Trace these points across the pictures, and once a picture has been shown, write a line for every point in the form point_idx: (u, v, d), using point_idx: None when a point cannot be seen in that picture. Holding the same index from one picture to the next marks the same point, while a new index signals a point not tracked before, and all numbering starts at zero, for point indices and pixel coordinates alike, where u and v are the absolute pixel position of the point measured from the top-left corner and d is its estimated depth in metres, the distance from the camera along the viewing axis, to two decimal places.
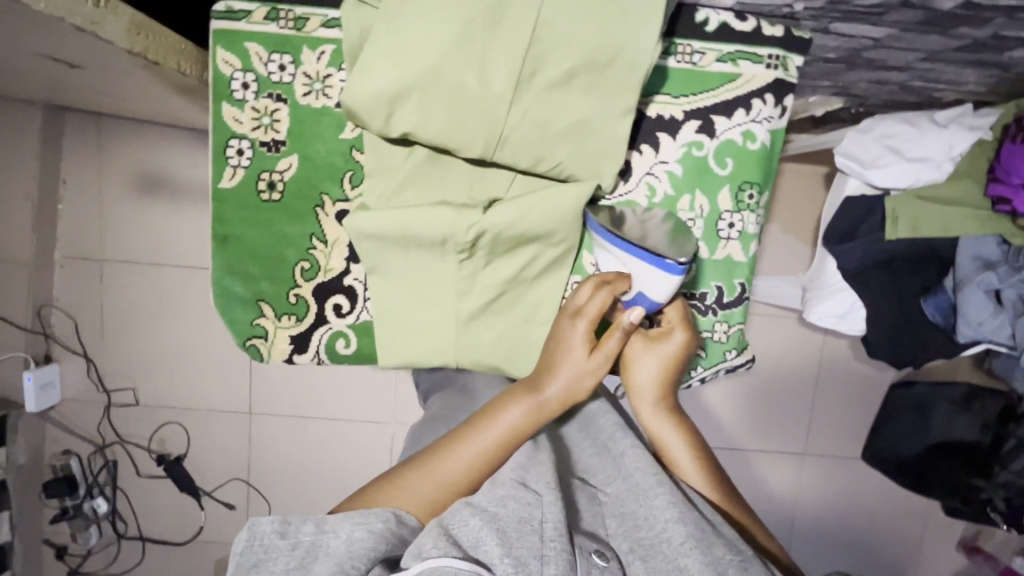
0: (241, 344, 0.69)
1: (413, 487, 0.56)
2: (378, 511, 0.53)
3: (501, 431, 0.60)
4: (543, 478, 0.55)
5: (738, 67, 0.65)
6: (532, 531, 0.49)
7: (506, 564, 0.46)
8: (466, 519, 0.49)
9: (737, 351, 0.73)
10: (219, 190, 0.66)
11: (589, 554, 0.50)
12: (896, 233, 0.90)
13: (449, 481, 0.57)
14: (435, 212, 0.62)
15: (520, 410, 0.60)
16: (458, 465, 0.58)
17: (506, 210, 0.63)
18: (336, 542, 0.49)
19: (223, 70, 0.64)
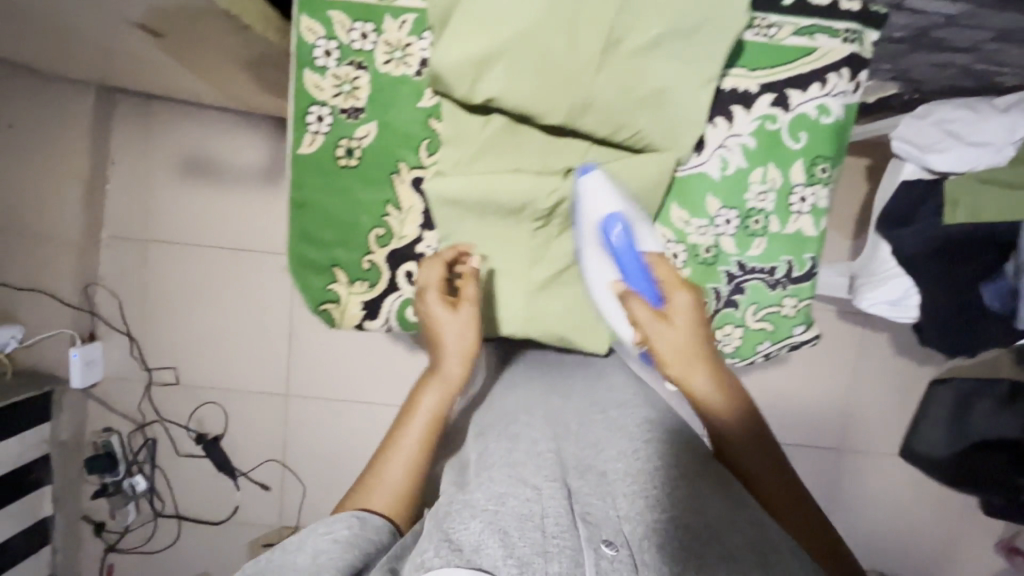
0: (314, 309, 0.71)
1: (373, 492, 0.57)
2: (339, 520, 0.52)
3: (425, 418, 0.62)
4: (537, 471, 0.55)
5: (815, 41, 0.65)
6: (533, 528, 0.48)
7: (509, 565, 0.43)
8: (466, 523, 0.47)
9: (805, 326, 0.72)
10: (298, 155, 0.67)
11: (596, 545, 0.48)
12: (955, 219, 0.89)
13: (401, 474, 0.59)
14: (516, 178, 0.64)
15: (435, 395, 0.62)
16: (405, 463, 0.59)
17: (587, 178, 0.64)
18: (302, 555, 0.48)
19: (306, 37, 0.65)
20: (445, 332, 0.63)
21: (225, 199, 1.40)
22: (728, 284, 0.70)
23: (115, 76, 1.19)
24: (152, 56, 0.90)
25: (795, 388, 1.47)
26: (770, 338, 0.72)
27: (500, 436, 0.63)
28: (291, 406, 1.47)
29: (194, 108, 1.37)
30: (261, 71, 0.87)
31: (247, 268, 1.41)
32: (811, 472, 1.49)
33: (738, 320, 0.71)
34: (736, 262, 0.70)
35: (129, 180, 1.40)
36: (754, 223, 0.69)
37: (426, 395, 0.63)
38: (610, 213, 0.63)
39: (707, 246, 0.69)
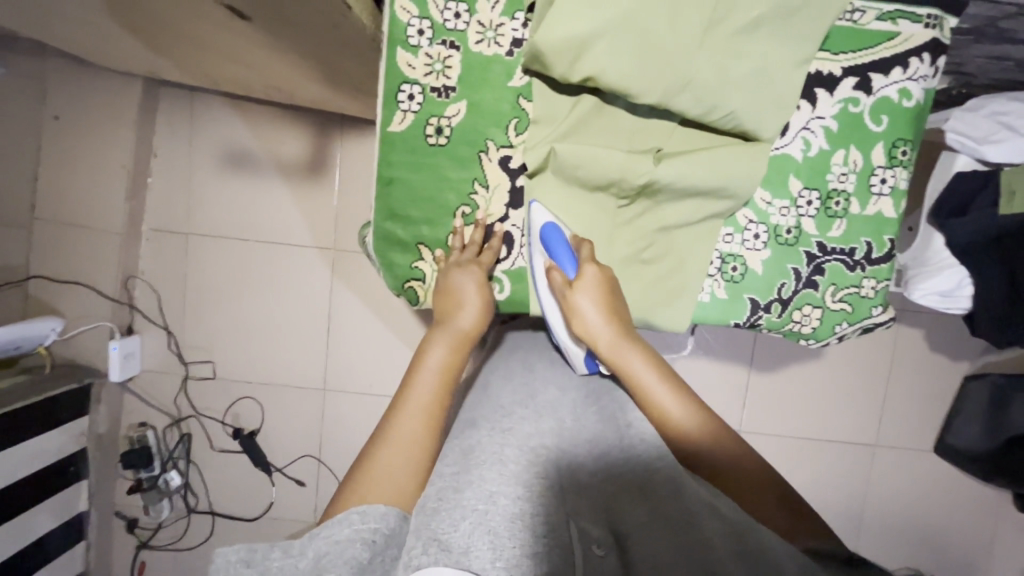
0: (399, 286, 0.74)
1: (384, 464, 0.53)
2: (339, 519, 0.46)
3: (433, 374, 0.61)
4: (523, 464, 0.54)
5: (897, 25, 0.67)
6: (523, 529, 0.45)
7: (497, 568, 0.41)
8: (455, 524, 0.44)
9: (882, 307, 0.74)
10: (387, 133, 0.68)
11: (586, 544, 0.47)
12: (1010, 207, 0.91)
13: (411, 443, 0.55)
14: (610, 158, 0.66)
15: (446, 349, 0.63)
16: (414, 425, 0.56)
17: (677, 160, 0.65)
18: (305, 563, 0.42)
19: (401, 16, 0.65)
20: (463, 294, 0.67)
21: (266, 193, 1.40)
22: (809, 265, 0.72)
23: (166, 69, 1.20)
24: (218, 41, 0.91)
25: (832, 384, 1.48)
26: (849, 319, 0.74)
27: (492, 426, 0.61)
28: (326, 400, 1.46)
29: (236, 101, 1.38)
30: (331, 58, 0.88)
31: (287, 261, 1.42)
32: (847, 467, 1.50)
33: (818, 301, 0.73)
34: (817, 243, 0.72)
35: (171, 174, 1.40)
36: (834, 205, 0.71)
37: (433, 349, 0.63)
38: (548, 222, 0.68)
39: (789, 227, 0.71)
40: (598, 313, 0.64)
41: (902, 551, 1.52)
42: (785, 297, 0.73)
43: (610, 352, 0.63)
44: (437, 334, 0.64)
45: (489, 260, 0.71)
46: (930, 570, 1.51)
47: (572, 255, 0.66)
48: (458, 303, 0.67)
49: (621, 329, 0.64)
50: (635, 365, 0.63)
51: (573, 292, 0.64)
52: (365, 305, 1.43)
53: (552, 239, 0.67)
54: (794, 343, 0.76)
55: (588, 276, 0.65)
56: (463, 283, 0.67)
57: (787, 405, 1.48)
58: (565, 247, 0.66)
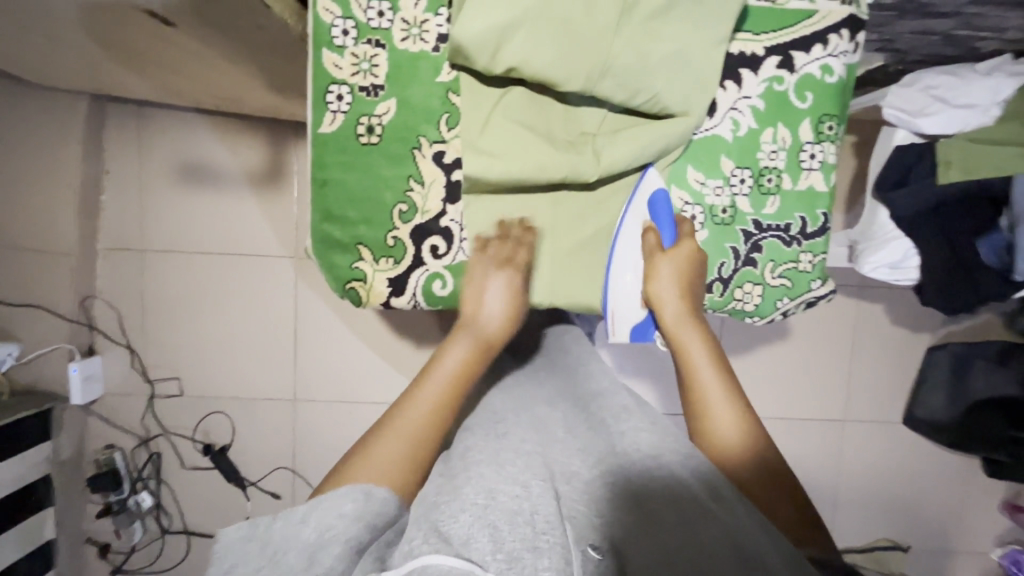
0: (340, 289, 0.72)
1: (385, 448, 0.57)
2: (345, 491, 0.52)
3: (445, 375, 0.64)
4: (523, 467, 0.54)
5: (815, 4, 0.69)
6: (523, 523, 0.47)
7: (498, 560, 0.43)
8: (455, 516, 0.47)
9: (821, 281, 0.75)
10: (319, 135, 0.68)
11: (582, 548, 0.46)
12: (947, 177, 0.94)
13: (416, 434, 0.59)
14: (549, 153, 0.65)
15: (463, 350, 0.65)
16: (418, 414, 0.60)
17: (609, 144, 0.66)
18: (307, 532, 0.48)
19: (324, 17, 0.65)
20: (489, 299, 0.69)
21: (223, 203, 1.39)
22: (746, 243, 0.73)
23: (110, 84, 1.18)
24: (153, 51, 0.89)
25: (800, 362, 1.49)
26: (790, 294, 0.75)
27: (488, 433, 0.62)
28: (297, 409, 1.44)
29: (186, 113, 1.36)
30: (266, 62, 0.87)
31: (249, 272, 1.40)
32: (820, 443, 1.52)
33: (757, 278, 0.74)
34: (752, 221, 0.73)
35: (125, 190, 1.38)
36: (767, 182, 0.72)
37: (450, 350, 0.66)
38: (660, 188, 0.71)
39: (723, 207, 0.72)
40: (673, 287, 0.69)
41: (878, 523, 1.54)
42: (725, 276, 0.74)
43: (674, 326, 0.69)
44: (461, 336, 0.66)
45: (524, 262, 0.70)
46: (905, 539, 1.54)
47: (674, 230, 0.72)
48: (485, 308, 0.69)
49: (691, 310, 0.69)
50: (692, 346, 0.67)
51: (661, 257, 0.70)
52: (330, 311, 1.42)
53: (662, 209, 0.71)
54: (740, 321, 0.77)
55: (681, 253, 0.70)
56: (492, 288, 0.69)
57: (757, 386, 1.49)
58: (671, 219, 0.71)
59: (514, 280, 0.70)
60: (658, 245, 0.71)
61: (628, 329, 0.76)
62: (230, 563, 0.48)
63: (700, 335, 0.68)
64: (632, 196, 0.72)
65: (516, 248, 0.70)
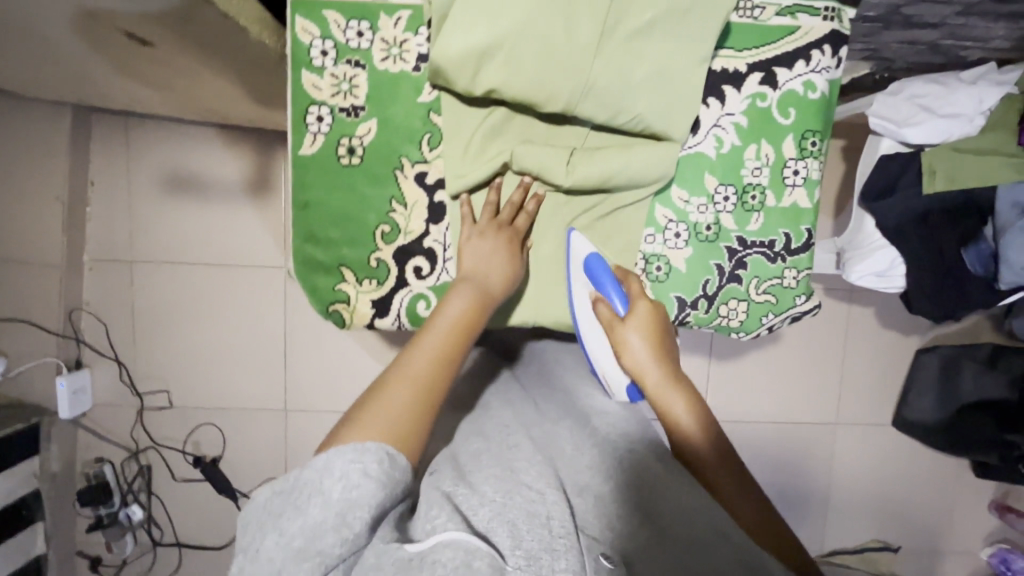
0: (324, 310, 0.71)
1: (390, 402, 0.52)
2: (364, 447, 0.47)
3: (448, 323, 0.59)
4: (538, 473, 0.54)
5: (797, 20, 0.68)
6: (541, 525, 0.47)
7: (516, 556, 0.44)
8: (476, 508, 0.48)
9: (806, 296, 0.75)
10: (299, 156, 0.67)
11: (595, 556, 0.47)
12: (933, 186, 0.94)
13: (424, 386, 0.54)
14: (526, 150, 0.66)
15: (463, 302, 0.62)
16: (423, 365, 0.55)
17: (588, 162, 0.66)
18: (333, 486, 0.44)
19: (303, 38, 0.65)
20: (490, 259, 0.66)
21: (210, 213, 1.37)
22: (731, 260, 0.73)
23: (94, 96, 1.17)
24: (133, 66, 0.88)
25: (791, 366, 1.50)
26: (775, 310, 0.75)
27: (497, 437, 0.62)
28: (288, 420, 1.44)
29: (171, 123, 1.35)
30: (247, 76, 0.86)
31: (238, 283, 1.39)
32: (811, 446, 1.52)
33: (742, 294, 0.74)
34: (737, 238, 0.73)
35: (110, 201, 1.37)
36: (751, 199, 0.72)
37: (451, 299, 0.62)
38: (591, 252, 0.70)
39: (708, 224, 0.72)
40: (644, 348, 0.66)
41: (868, 525, 1.55)
42: (710, 293, 0.74)
43: (656, 388, 0.64)
44: (461, 286, 0.62)
45: (522, 228, 0.70)
46: (895, 540, 1.55)
47: (623, 292, 0.69)
48: (485, 268, 0.66)
49: (666, 369, 0.65)
50: (674, 406, 0.63)
51: (622, 327, 0.67)
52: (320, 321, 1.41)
53: (602, 270, 0.69)
54: (725, 337, 0.77)
55: (639, 313, 0.68)
56: (489, 245, 0.66)
57: (748, 391, 1.49)
58: (610, 278, 0.69)
59: (513, 245, 0.68)
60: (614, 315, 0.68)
61: (622, 385, 0.72)
62: (255, 521, 0.45)
63: (681, 391, 0.64)
64: (569, 267, 0.71)
65: (516, 214, 0.70)
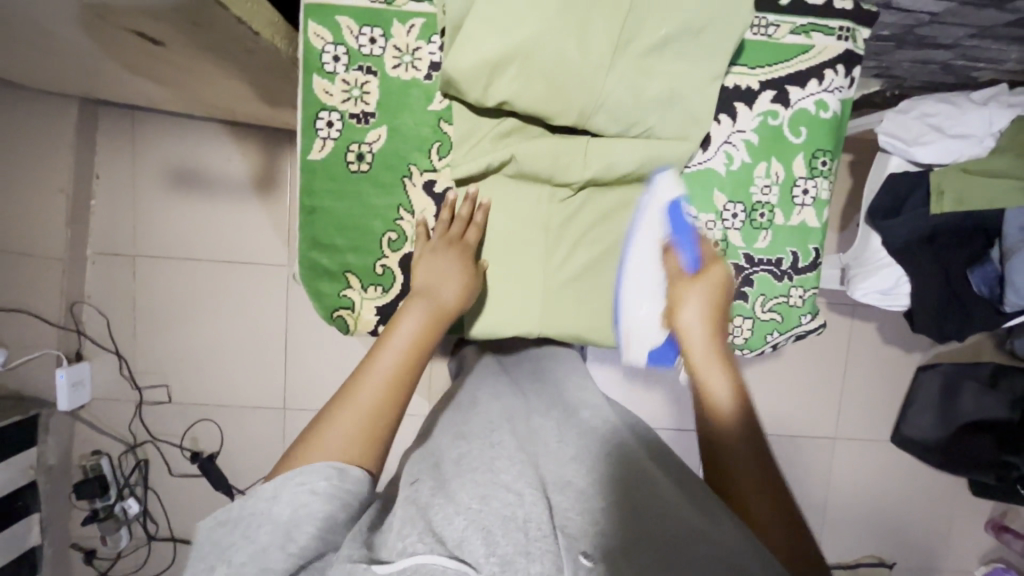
0: (327, 317, 0.71)
1: (336, 433, 0.51)
2: (316, 468, 0.48)
3: (402, 344, 0.58)
4: (517, 474, 0.55)
5: (811, 38, 0.68)
6: (517, 530, 0.47)
7: (491, 563, 0.44)
8: (450, 519, 0.48)
9: (811, 315, 0.75)
10: (307, 161, 0.67)
11: (575, 555, 0.46)
12: (941, 206, 0.93)
13: (370, 416, 0.53)
14: (537, 147, 0.65)
15: (420, 319, 0.60)
16: (372, 395, 0.54)
17: (604, 156, 0.65)
18: (280, 508, 0.45)
19: (315, 43, 0.65)
20: (446, 272, 0.65)
21: (215, 209, 1.37)
22: (737, 277, 0.73)
23: (102, 90, 1.16)
24: (143, 64, 0.88)
25: (792, 379, 1.49)
26: (779, 328, 0.75)
27: (483, 439, 0.60)
28: (287, 418, 1.43)
29: (179, 118, 1.35)
30: (256, 78, 0.86)
31: (241, 280, 1.39)
32: (808, 460, 1.52)
33: (748, 311, 0.74)
34: (744, 255, 0.73)
35: (115, 194, 1.37)
36: (759, 217, 0.72)
37: (409, 317, 0.60)
38: (676, 198, 0.67)
39: (715, 240, 0.72)
40: (699, 315, 0.62)
41: (864, 540, 1.55)
42: None
43: (696, 360, 0.61)
44: (414, 303, 0.60)
45: (474, 242, 0.67)
46: (890, 555, 1.55)
47: (697, 252, 0.66)
48: (441, 277, 0.64)
49: (716, 341, 0.62)
50: (715, 381, 0.60)
51: (685, 279, 0.64)
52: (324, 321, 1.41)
53: (679, 224, 0.66)
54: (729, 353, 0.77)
55: (709, 277, 0.64)
56: (443, 261, 0.65)
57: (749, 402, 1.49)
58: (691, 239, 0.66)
59: (465, 257, 0.66)
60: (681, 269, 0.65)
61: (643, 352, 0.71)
62: (194, 560, 0.44)
63: (726, 372, 0.60)
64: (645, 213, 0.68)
65: (465, 227, 0.68)
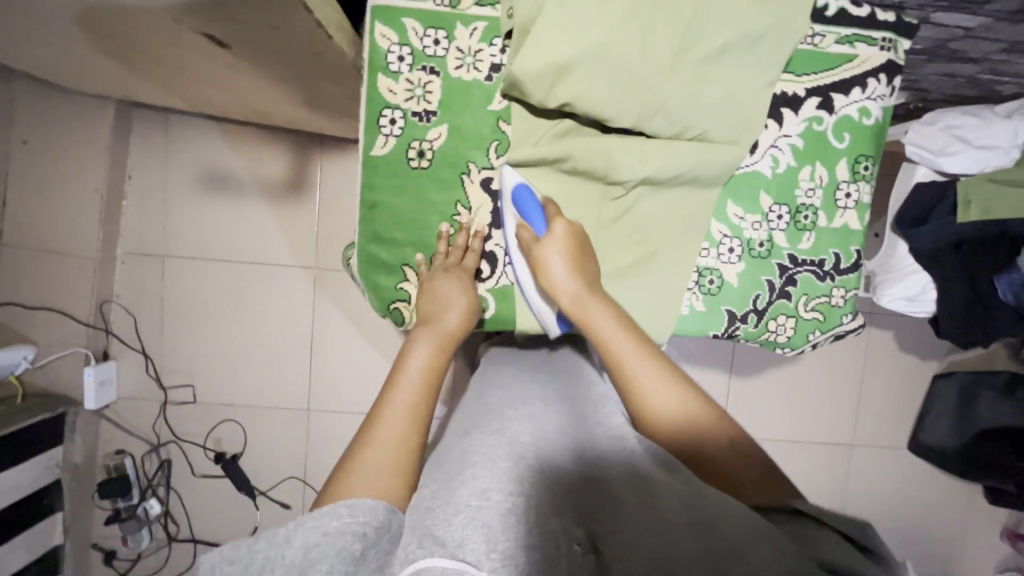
0: (385, 308, 0.74)
1: (368, 464, 0.52)
2: (328, 511, 0.47)
3: (417, 372, 0.62)
4: (517, 462, 0.51)
5: (855, 49, 0.71)
6: (519, 522, 0.43)
7: (494, 560, 0.39)
8: (448, 520, 0.43)
9: (851, 315, 0.77)
10: (370, 157, 0.70)
11: (568, 538, 0.43)
12: (968, 216, 0.95)
13: (399, 442, 0.55)
14: (594, 147, 0.67)
15: (429, 348, 0.64)
16: (398, 423, 0.57)
17: (658, 155, 0.67)
18: (292, 553, 0.43)
19: (382, 44, 0.67)
20: (450, 296, 0.69)
21: (245, 211, 1.39)
22: (781, 276, 0.75)
23: (142, 92, 1.18)
24: (197, 68, 0.90)
25: (810, 386, 1.51)
26: (821, 328, 0.77)
27: (484, 431, 0.58)
28: (310, 419, 1.44)
29: (213, 121, 1.37)
30: (308, 81, 0.88)
31: (268, 282, 1.40)
32: (826, 467, 1.53)
33: (791, 310, 0.76)
34: (788, 255, 0.75)
35: (147, 195, 1.39)
36: (803, 219, 0.74)
37: (418, 349, 0.64)
38: (519, 182, 0.69)
39: (761, 240, 0.74)
40: (562, 267, 0.66)
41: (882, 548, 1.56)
42: (760, 308, 0.76)
43: (573, 307, 0.65)
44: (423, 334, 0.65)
45: (473, 266, 0.72)
46: (907, 564, 1.56)
47: (543, 216, 0.68)
48: (444, 305, 0.69)
49: (588, 286, 0.66)
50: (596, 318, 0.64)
51: (539, 246, 0.67)
52: (349, 323, 1.42)
53: (523, 197, 0.68)
54: (771, 351, 0.79)
55: (555, 233, 0.67)
56: (444, 287, 0.70)
57: (767, 409, 1.50)
58: (536, 206, 0.68)
59: (466, 279, 0.71)
60: (533, 237, 0.68)
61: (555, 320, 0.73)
62: None
63: (602, 307, 0.65)
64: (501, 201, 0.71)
65: (464, 254, 0.72)
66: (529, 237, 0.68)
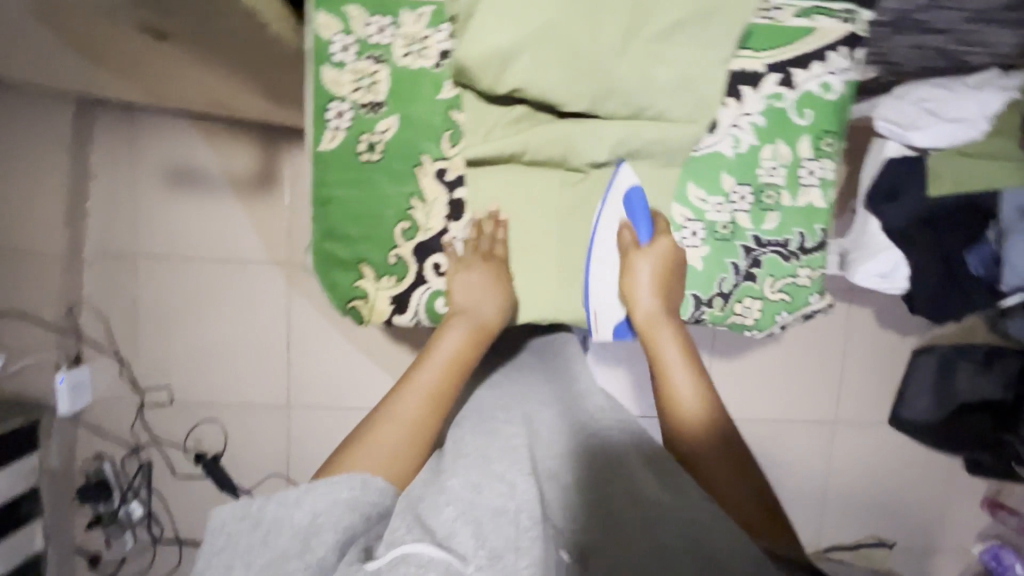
0: (343, 307, 0.72)
1: (378, 443, 0.56)
2: (340, 479, 0.50)
3: (442, 360, 0.64)
4: (510, 463, 0.53)
5: (814, 21, 0.69)
6: (508, 522, 0.46)
7: (480, 556, 0.44)
8: (441, 509, 0.48)
9: (818, 294, 0.76)
10: (320, 152, 0.68)
11: (556, 544, 0.47)
12: (939, 189, 0.96)
13: (412, 426, 0.58)
14: (550, 131, 0.66)
15: (458, 338, 0.66)
16: (414, 406, 0.60)
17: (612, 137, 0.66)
18: (301, 515, 0.47)
19: (325, 33, 0.65)
20: (482, 288, 0.69)
21: (212, 208, 1.36)
22: (746, 258, 0.74)
23: (94, 87, 1.14)
24: (145, 61, 0.87)
25: (791, 365, 1.51)
26: (788, 309, 0.76)
27: (478, 427, 0.61)
28: (290, 416, 1.43)
29: (174, 116, 1.34)
30: (260, 72, 0.86)
31: (240, 279, 1.38)
32: (809, 445, 1.54)
33: (757, 293, 0.75)
34: (752, 237, 0.74)
35: (111, 195, 1.35)
36: (766, 199, 0.73)
37: (449, 333, 0.66)
38: (635, 183, 0.69)
39: (724, 223, 0.73)
40: (650, 281, 0.68)
41: (865, 522, 1.58)
42: (726, 291, 0.75)
43: (646, 322, 0.68)
44: (456, 321, 0.66)
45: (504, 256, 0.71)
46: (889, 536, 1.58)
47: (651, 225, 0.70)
48: (475, 297, 0.68)
49: (666, 308, 0.69)
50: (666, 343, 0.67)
51: (637, 253, 0.69)
52: (324, 319, 1.40)
53: (637, 202, 0.69)
54: (739, 334, 0.78)
55: (658, 247, 0.69)
56: (478, 277, 0.69)
57: (748, 390, 1.51)
58: (648, 217, 0.70)
59: (497, 269, 0.70)
60: (633, 241, 0.70)
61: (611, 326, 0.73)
62: (209, 549, 0.46)
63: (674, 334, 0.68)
64: (609, 190, 0.71)
65: (495, 244, 0.71)
66: (629, 239, 0.70)
